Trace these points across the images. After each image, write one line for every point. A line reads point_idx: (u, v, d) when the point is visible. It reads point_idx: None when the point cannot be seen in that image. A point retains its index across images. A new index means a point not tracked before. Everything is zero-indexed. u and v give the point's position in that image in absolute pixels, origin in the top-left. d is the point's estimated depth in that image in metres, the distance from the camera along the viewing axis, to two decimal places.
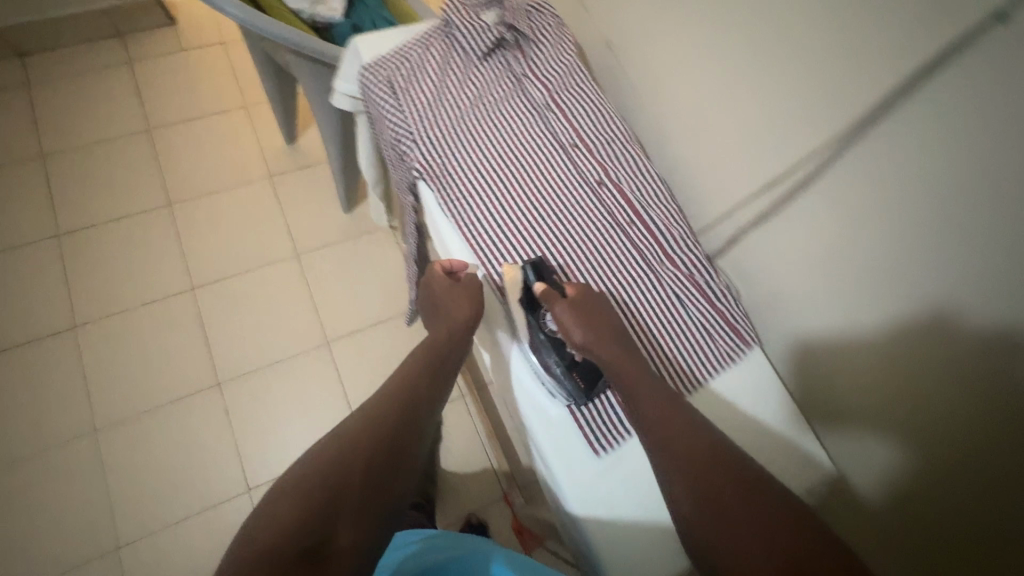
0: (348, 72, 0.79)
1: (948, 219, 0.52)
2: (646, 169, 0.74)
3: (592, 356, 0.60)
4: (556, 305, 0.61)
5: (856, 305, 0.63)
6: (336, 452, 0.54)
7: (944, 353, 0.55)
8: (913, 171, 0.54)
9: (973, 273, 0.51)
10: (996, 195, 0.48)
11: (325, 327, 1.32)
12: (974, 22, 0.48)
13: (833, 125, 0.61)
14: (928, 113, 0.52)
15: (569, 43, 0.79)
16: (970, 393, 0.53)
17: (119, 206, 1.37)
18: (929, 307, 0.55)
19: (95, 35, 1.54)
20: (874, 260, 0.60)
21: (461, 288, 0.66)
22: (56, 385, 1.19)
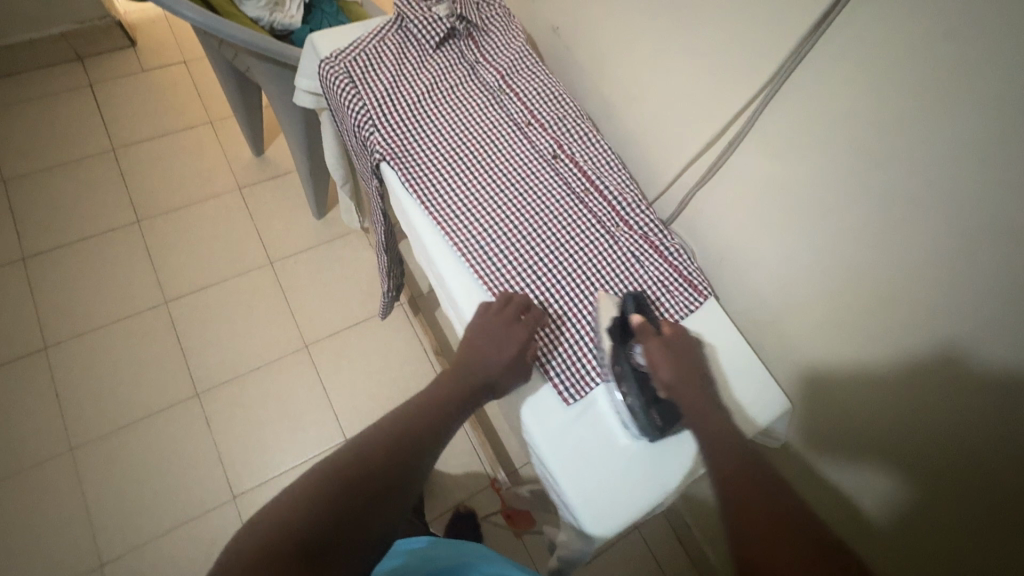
0: (308, 68, 0.82)
1: (858, 148, 0.59)
2: (597, 140, 0.78)
3: (676, 397, 0.63)
4: (649, 341, 0.64)
5: (792, 242, 0.70)
6: (348, 458, 0.55)
7: (869, 277, 0.63)
8: (827, 112, 0.61)
9: (891, 192, 0.57)
10: (895, 126, 0.55)
11: (303, 331, 1.33)
12: None
13: (756, 81, 0.67)
14: (832, 60, 0.59)
15: (518, 34, 0.85)
16: (897, 307, 0.61)
17: (87, 225, 1.37)
18: (853, 231, 0.62)
19: (55, 59, 1.55)
20: (808, 200, 0.66)
21: (512, 328, 0.65)
22: (29, 406, 1.17)
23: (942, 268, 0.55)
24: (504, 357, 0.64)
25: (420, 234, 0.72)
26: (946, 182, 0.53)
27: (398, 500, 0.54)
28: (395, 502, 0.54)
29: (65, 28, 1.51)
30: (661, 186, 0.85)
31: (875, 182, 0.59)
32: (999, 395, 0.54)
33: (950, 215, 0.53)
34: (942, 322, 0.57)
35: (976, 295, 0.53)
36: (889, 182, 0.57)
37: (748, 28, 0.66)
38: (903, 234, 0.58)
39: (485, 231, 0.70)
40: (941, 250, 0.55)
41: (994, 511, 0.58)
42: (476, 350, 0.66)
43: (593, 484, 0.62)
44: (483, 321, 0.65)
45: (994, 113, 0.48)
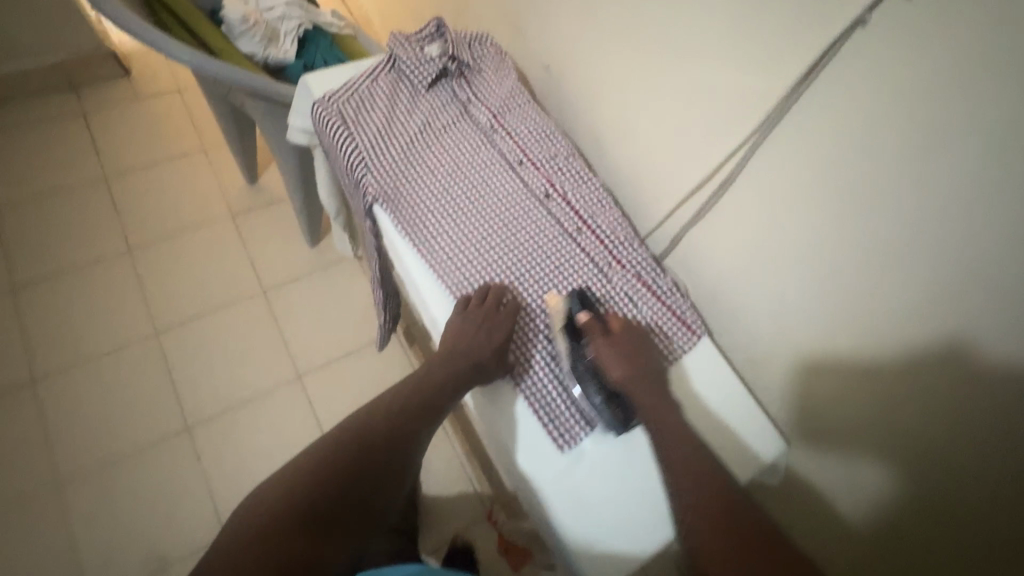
0: (301, 107, 0.83)
1: (847, 194, 0.60)
2: (589, 179, 0.78)
3: (630, 392, 0.63)
4: (596, 341, 0.64)
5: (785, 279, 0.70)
6: (350, 443, 0.64)
7: (866, 311, 0.63)
8: (817, 159, 0.62)
9: (879, 238, 0.59)
10: (882, 173, 0.56)
11: (297, 361, 1.32)
12: (840, 30, 0.56)
13: (746, 126, 0.67)
14: (821, 110, 0.60)
15: (510, 71, 0.86)
16: (893, 346, 0.61)
17: (78, 255, 1.36)
18: (845, 268, 0.63)
19: (49, 89, 1.55)
20: (799, 242, 0.67)
21: (495, 315, 0.67)
22: (16, 442, 1.15)
23: (934, 307, 0.56)
24: (491, 342, 0.65)
25: (413, 276, 0.72)
26: (935, 226, 0.54)
27: (372, 515, 0.62)
28: (369, 517, 0.62)
29: (59, 58, 1.52)
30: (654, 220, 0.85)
31: (866, 222, 0.60)
32: (999, 438, 0.54)
33: (942, 258, 0.54)
34: (938, 358, 0.57)
35: (967, 335, 0.54)
36: (880, 223, 0.58)
37: (734, 73, 0.67)
38: (895, 275, 0.59)
39: (477, 272, 0.71)
40: (930, 297, 0.56)
41: (989, 552, 0.58)
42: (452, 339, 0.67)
43: (588, 523, 0.63)
44: (462, 315, 0.67)
45: (980, 161, 0.49)
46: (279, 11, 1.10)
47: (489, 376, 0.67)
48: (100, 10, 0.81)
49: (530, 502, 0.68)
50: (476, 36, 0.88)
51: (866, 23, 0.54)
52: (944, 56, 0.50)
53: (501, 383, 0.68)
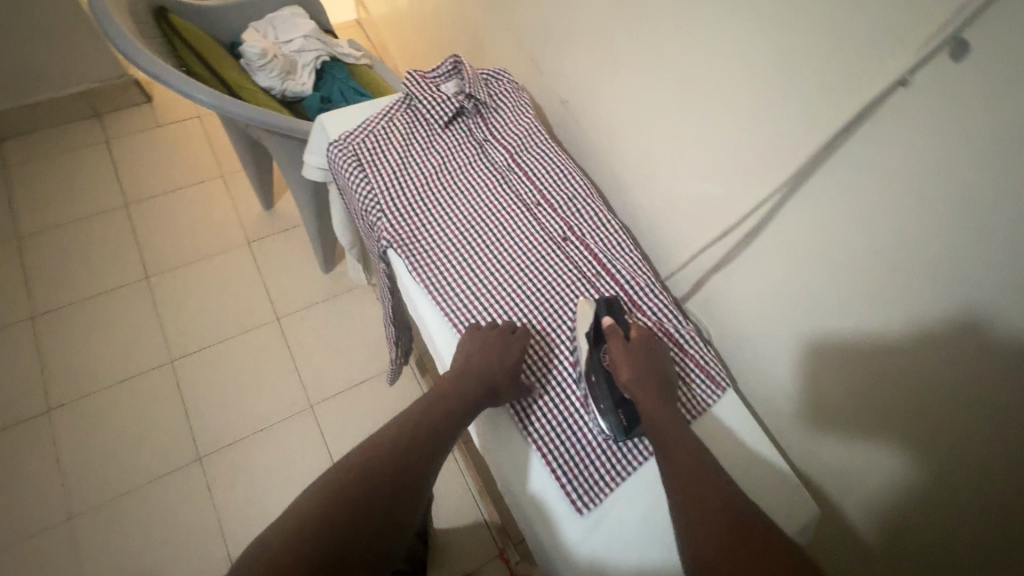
0: (316, 146, 0.83)
1: (885, 254, 0.56)
2: (607, 221, 0.76)
3: (636, 398, 0.60)
4: (614, 342, 0.64)
5: (809, 332, 0.66)
6: (366, 463, 0.58)
7: (889, 375, 0.59)
8: (852, 212, 0.58)
9: (925, 303, 0.53)
10: (928, 236, 0.52)
11: (309, 390, 1.31)
12: (882, 87, 0.51)
13: (776, 176, 0.64)
14: (856, 164, 0.56)
15: (527, 109, 0.85)
16: (940, 417, 0.55)
17: (97, 282, 1.37)
18: (869, 328, 0.59)
19: (74, 117, 1.59)
20: (831, 299, 0.63)
21: (507, 342, 0.64)
22: (30, 472, 1.15)
23: (982, 384, 0.51)
24: (503, 365, 0.62)
25: (426, 322, 0.70)
26: (959, 292, 0.50)
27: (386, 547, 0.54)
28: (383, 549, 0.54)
29: (85, 88, 1.56)
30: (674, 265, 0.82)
31: (890, 282, 0.56)
32: None
33: (969, 324, 0.50)
34: (966, 427, 0.53)
35: (1005, 412, 0.50)
36: (904, 284, 0.55)
37: (758, 119, 0.64)
38: (929, 341, 0.54)
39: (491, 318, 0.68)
40: (979, 374, 0.51)
41: None
42: (462, 362, 0.64)
43: None
44: (473, 339, 0.65)
45: (1015, 230, 0.45)
46: (298, 44, 1.12)
47: (499, 399, 0.63)
48: (120, 48, 0.82)
49: (546, 567, 0.63)
50: (493, 73, 0.87)
51: (909, 81, 0.50)
52: (998, 117, 0.45)
53: (515, 437, 0.65)
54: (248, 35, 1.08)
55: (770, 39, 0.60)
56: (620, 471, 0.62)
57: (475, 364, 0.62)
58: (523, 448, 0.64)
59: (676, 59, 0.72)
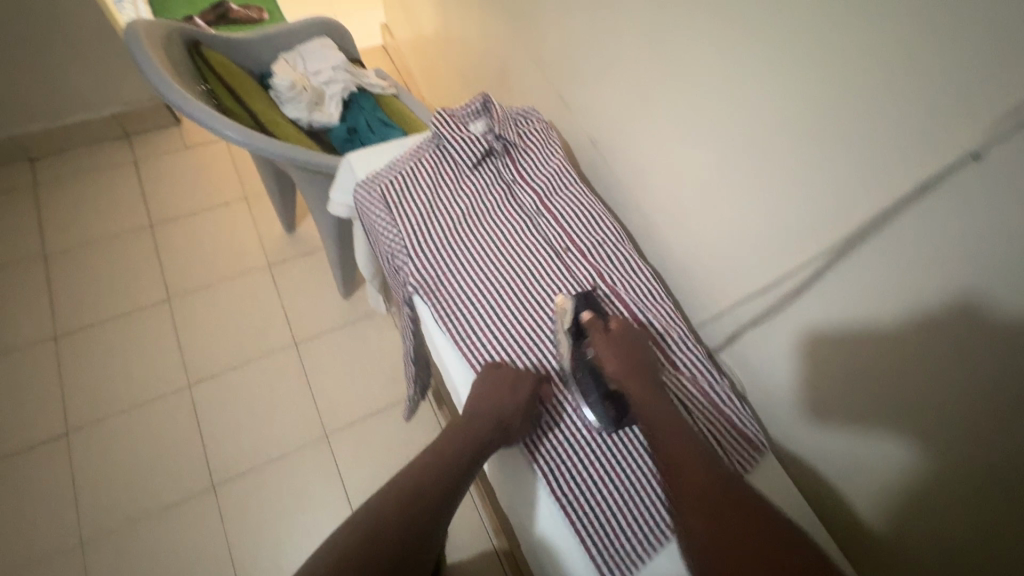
0: (342, 184, 0.82)
1: (950, 332, 0.51)
2: (639, 269, 0.74)
3: (626, 389, 0.60)
4: (596, 335, 0.64)
5: (850, 395, 0.63)
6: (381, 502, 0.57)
7: (940, 450, 0.55)
8: (910, 282, 0.54)
9: (998, 390, 0.49)
10: (1000, 319, 0.47)
11: (324, 419, 1.29)
12: (952, 159, 0.48)
13: (825, 238, 0.61)
14: (916, 232, 0.52)
15: (557, 150, 0.84)
16: (1007, 513, 0.50)
17: (120, 302, 1.38)
18: (918, 399, 0.56)
19: (104, 137, 1.63)
20: (882, 368, 0.59)
21: (516, 381, 0.62)
22: (45, 495, 1.15)
23: None
24: (514, 403, 0.60)
25: (451, 372, 0.68)
26: (1015, 377, 0.47)
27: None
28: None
29: (117, 110, 1.59)
30: (710, 314, 0.80)
31: (941, 355, 0.53)
32: None
33: None
34: None
35: None
36: (967, 364, 0.51)
37: (803, 177, 0.62)
38: (1000, 428, 0.49)
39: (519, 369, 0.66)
40: None
41: None
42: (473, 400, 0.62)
43: None
44: (484, 377, 0.63)
45: None
46: (326, 75, 1.12)
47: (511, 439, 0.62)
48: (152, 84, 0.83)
49: None
50: (522, 111, 0.87)
51: (983, 155, 0.46)
52: None
53: (542, 502, 0.61)
54: (278, 67, 1.09)
55: (812, 95, 0.58)
56: (653, 541, 0.59)
57: (484, 402, 0.60)
58: (551, 516, 0.60)
59: (712, 108, 0.70)
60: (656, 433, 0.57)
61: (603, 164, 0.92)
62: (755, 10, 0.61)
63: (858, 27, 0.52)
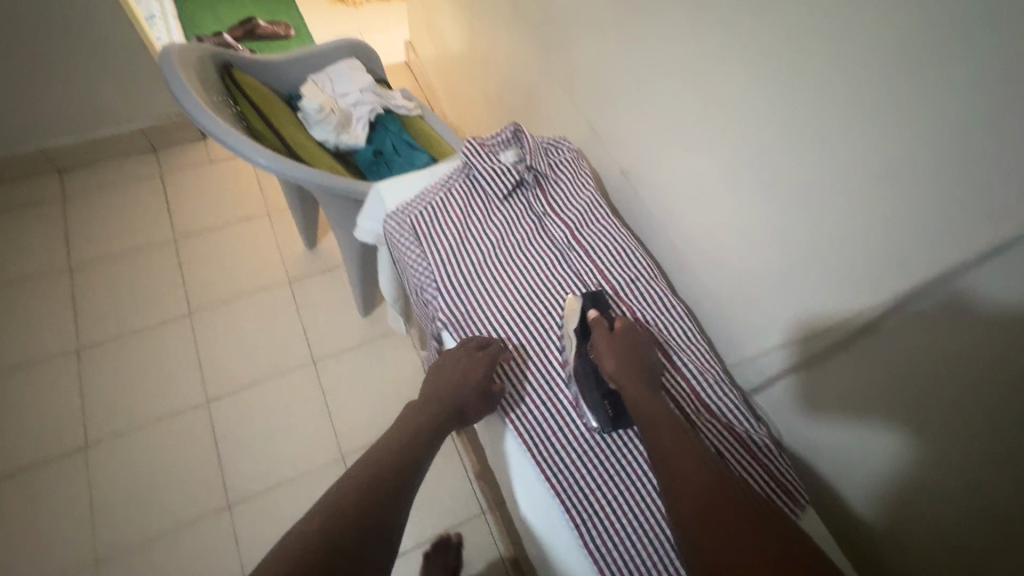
0: (370, 211, 0.82)
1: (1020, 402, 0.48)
2: (672, 307, 0.73)
3: (622, 387, 0.60)
4: (598, 333, 0.64)
5: (896, 454, 0.60)
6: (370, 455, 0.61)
7: (1003, 526, 0.51)
8: (975, 344, 0.51)
9: None
10: None
11: (341, 439, 1.28)
12: None
13: (881, 287, 0.58)
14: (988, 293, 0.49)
15: (588, 181, 0.83)
16: None
17: (142, 316, 1.39)
18: (979, 470, 0.52)
19: (132, 151, 1.65)
20: (939, 431, 0.55)
21: (474, 357, 0.65)
22: (62, 509, 1.15)
23: None
24: (463, 380, 0.62)
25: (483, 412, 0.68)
26: None
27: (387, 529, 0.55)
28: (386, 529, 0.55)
29: (145, 124, 1.62)
30: (746, 355, 0.78)
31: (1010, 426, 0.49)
32: None
33: None
34: None
35: None
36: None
37: (857, 225, 0.59)
38: None
39: (548, 411, 0.65)
40: None
41: None
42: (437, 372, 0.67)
43: None
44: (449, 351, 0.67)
45: None
46: (353, 97, 1.13)
47: (467, 414, 0.65)
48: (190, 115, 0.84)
49: None
50: (553, 141, 0.86)
51: None
52: None
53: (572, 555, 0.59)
54: (307, 89, 1.10)
55: (865, 143, 0.57)
56: None
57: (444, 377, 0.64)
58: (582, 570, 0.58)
59: (753, 150, 0.69)
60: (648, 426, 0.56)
61: (636, 196, 0.91)
62: (807, 52, 0.60)
63: (922, 76, 0.50)
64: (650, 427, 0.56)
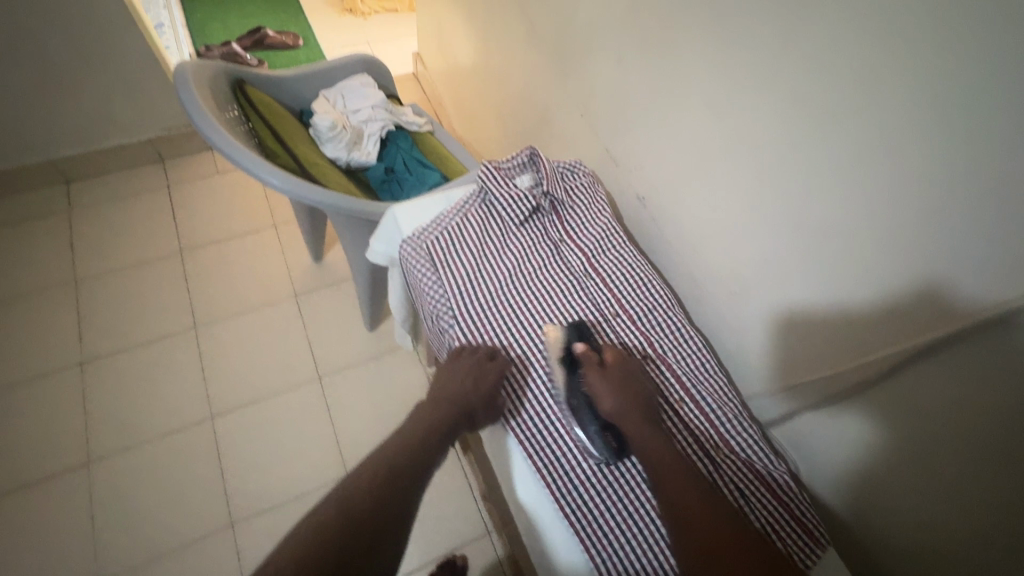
0: (385, 234, 0.81)
1: None
2: (691, 337, 0.72)
3: (621, 425, 0.61)
4: (590, 370, 0.63)
5: (921, 498, 0.58)
6: (376, 463, 0.62)
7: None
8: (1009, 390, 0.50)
9: None
10: None
11: (347, 457, 1.26)
12: None
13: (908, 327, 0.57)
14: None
15: (604, 207, 0.82)
16: None
17: (147, 329, 1.38)
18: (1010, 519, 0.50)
19: (139, 161, 1.65)
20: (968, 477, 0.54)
21: (477, 368, 0.66)
22: (63, 526, 1.13)
23: None
24: (468, 389, 0.64)
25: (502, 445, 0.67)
26: None
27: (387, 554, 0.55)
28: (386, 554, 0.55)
29: (153, 135, 1.62)
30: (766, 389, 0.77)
31: None
32: None
33: None
34: None
35: None
36: None
37: (884, 263, 0.58)
38: None
39: (567, 447, 0.63)
40: None
41: None
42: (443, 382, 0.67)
43: None
44: (452, 361, 0.67)
45: None
46: (365, 114, 1.12)
47: (475, 424, 0.67)
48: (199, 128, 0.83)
49: None
50: (570, 165, 0.86)
51: None
52: None
53: None
54: (319, 106, 1.10)
55: (888, 185, 0.56)
56: None
57: (450, 387, 0.64)
58: None
59: (773, 183, 0.68)
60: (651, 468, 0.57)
61: (653, 222, 0.91)
62: (829, 89, 0.59)
63: (951, 119, 0.49)
64: (653, 469, 0.57)
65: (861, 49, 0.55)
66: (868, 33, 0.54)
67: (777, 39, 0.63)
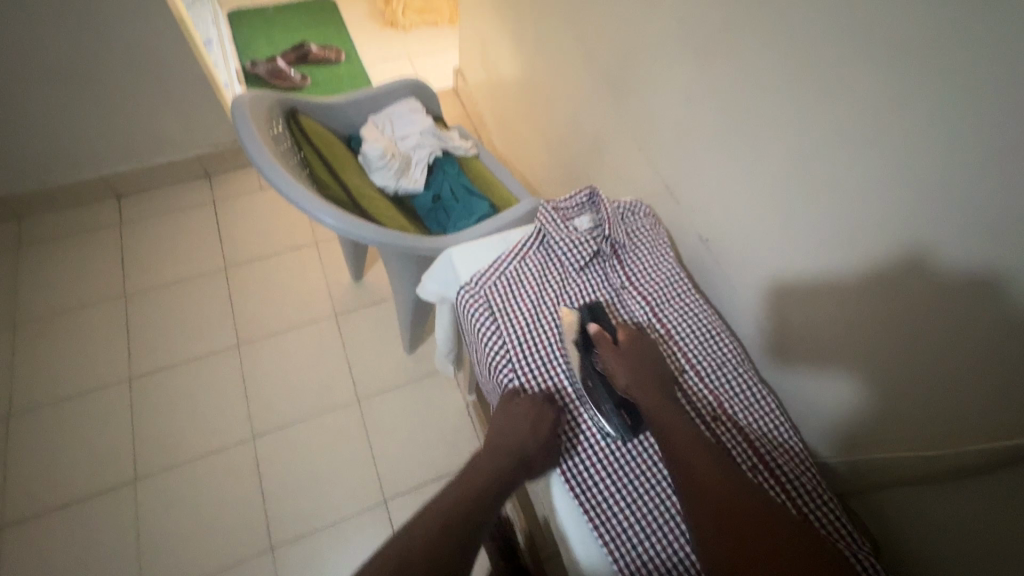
0: (438, 272, 0.79)
1: None
2: (764, 399, 0.69)
3: (637, 398, 0.63)
4: (605, 350, 0.66)
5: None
6: (431, 514, 0.57)
7: None
8: None
9: None
10: None
11: (383, 482, 1.25)
12: None
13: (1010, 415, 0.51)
14: None
15: (668, 253, 0.79)
16: None
17: (191, 345, 1.40)
18: None
19: (186, 178, 1.69)
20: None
21: (527, 411, 0.63)
22: (107, 542, 1.15)
23: None
24: (524, 432, 0.61)
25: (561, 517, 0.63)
26: None
27: None
28: None
29: (200, 153, 1.66)
30: (843, 455, 0.72)
31: None
32: None
33: None
34: None
35: None
36: None
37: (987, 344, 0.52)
38: None
39: (632, 521, 0.61)
40: None
41: None
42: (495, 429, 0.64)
43: None
44: (505, 404, 0.65)
45: None
46: (413, 141, 1.11)
47: (531, 471, 0.62)
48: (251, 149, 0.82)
49: None
50: (630, 206, 0.84)
51: None
52: None
53: None
54: (368, 131, 1.09)
55: (986, 269, 0.50)
56: None
57: (507, 430, 0.62)
58: None
59: (845, 242, 0.64)
60: (663, 436, 0.60)
61: (716, 267, 0.87)
62: (912, 152, 0.54)
63: None
64: (665, 437, 0.59)
65: (951, 114, 0.50)
66: (958, 96, 0.49)
67: (850, 91, 0.58)
